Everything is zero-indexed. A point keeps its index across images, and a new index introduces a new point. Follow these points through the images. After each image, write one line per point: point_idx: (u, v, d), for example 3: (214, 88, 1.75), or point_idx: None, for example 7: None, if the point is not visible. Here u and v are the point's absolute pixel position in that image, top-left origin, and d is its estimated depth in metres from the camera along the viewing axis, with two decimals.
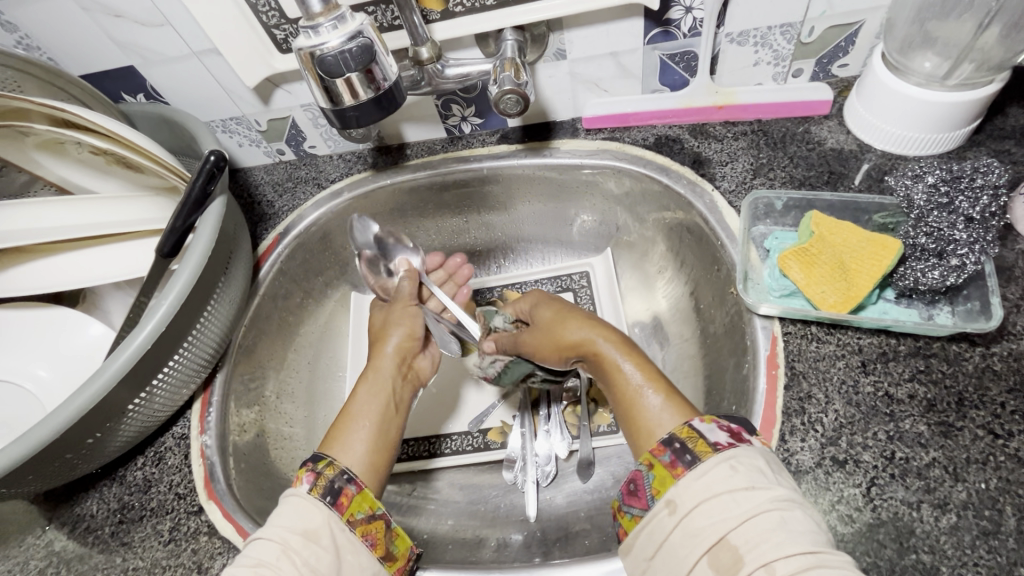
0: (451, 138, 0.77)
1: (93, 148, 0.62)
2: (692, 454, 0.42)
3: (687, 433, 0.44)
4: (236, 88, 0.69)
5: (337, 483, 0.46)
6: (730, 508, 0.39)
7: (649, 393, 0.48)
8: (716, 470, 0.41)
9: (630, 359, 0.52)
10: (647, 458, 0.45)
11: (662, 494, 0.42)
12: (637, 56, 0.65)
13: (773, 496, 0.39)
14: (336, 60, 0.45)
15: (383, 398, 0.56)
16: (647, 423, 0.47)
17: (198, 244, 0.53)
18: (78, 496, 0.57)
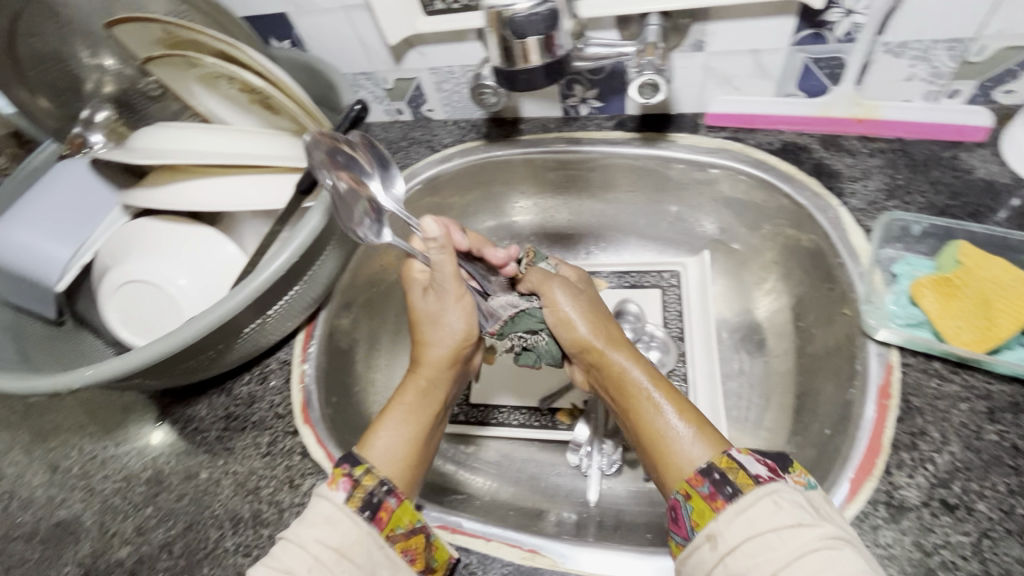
0: (567, 119, 0.77)
1: (242, 85, 0.67)
2: (732, 487, 0.41)
3: (726, 462, 0.43)
4: (374, 44, 0.72)
5: (377, 497, 0.45)
6: (774, 546, 0.37)
7: (671, 418, 0.47)
8: (760, 504, 0.40)
9: (660, 392, 0.50)
10: (682, 487, 0.44)
11: (702, 527, 0.41)
12: (779, 56, 0.63)
13: (821, 534, 0.38)
14: (524, 22, 0.47)
15: (427, 399, 0.54)
16: (672, 456, 0.46)
17: (332, 186, 0.57)
18: (192, 399, 0.63)
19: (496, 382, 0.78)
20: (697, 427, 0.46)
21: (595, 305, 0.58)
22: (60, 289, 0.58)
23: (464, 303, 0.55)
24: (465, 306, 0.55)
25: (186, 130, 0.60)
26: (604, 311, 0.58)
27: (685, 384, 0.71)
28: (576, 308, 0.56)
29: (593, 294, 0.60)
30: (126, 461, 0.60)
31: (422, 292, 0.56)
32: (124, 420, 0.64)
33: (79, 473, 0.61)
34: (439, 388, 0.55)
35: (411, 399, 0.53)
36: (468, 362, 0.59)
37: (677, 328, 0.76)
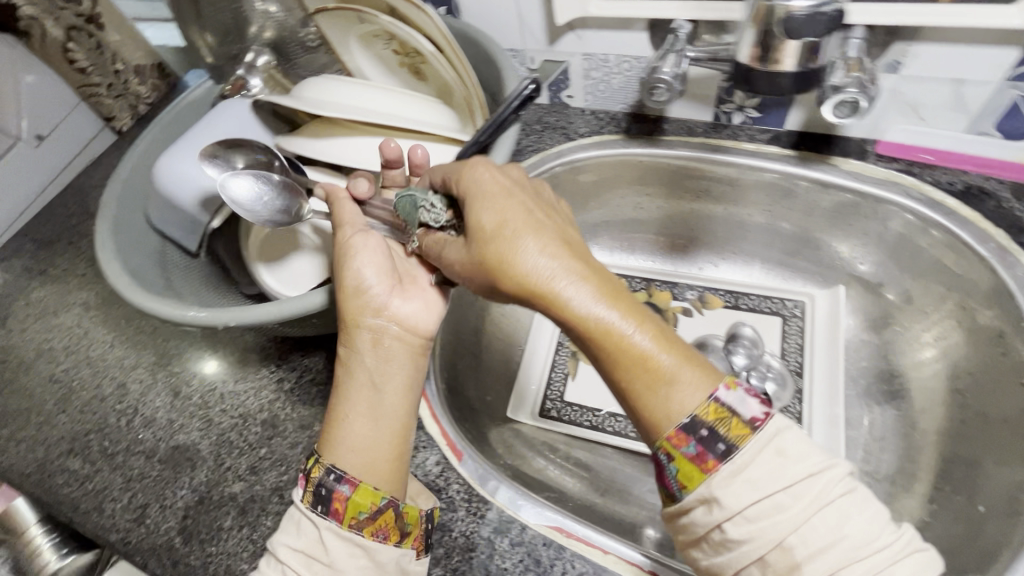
0: (715, 125, 0.73)
1: (399, 47, 0.67)
2: (724, 443, 0.38)
3: (716, 414, 0.39)
4: (533, 22, 0.70)
5: (325, 489, 0.43)
6: (778, 507, 0.37)
7: (653, 352, 0.41)
8: (764, 458, 0.38)
9: (633, 329, 0.42)
10: (665, 446, 0.40)
11: (692, 490, 0.39)
12: (986, 90, 0.57)
13: (834, 478, 0.37)
14: (804, 22, 0.44)
15: (354, 376, 0.47)
16: (665, 408, 0.40)
17: (497, 160, 0.56)
18: (310, 350, 0.64)
19: (593, 383, 0.76)
20: (686, 367, 0.41)
21: (488, 232, 0.45)
22: (212, 226, 0.61)
23: (360, 263, 0.50)
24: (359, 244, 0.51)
25: (355, 87, 0.60)
26: (508, 238, 0.44)
27: (801, 423, 0.67)
28: (472, 266, 0.46)
29: (490, 212, 0.46)
30: (243, 400, 0.62)
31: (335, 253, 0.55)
32: (244, 359, 0.65)
33: (199, 402, 0.63)
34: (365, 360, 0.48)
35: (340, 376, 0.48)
36: (408, 326, 0.50)
37: (795, 362, 0.72)
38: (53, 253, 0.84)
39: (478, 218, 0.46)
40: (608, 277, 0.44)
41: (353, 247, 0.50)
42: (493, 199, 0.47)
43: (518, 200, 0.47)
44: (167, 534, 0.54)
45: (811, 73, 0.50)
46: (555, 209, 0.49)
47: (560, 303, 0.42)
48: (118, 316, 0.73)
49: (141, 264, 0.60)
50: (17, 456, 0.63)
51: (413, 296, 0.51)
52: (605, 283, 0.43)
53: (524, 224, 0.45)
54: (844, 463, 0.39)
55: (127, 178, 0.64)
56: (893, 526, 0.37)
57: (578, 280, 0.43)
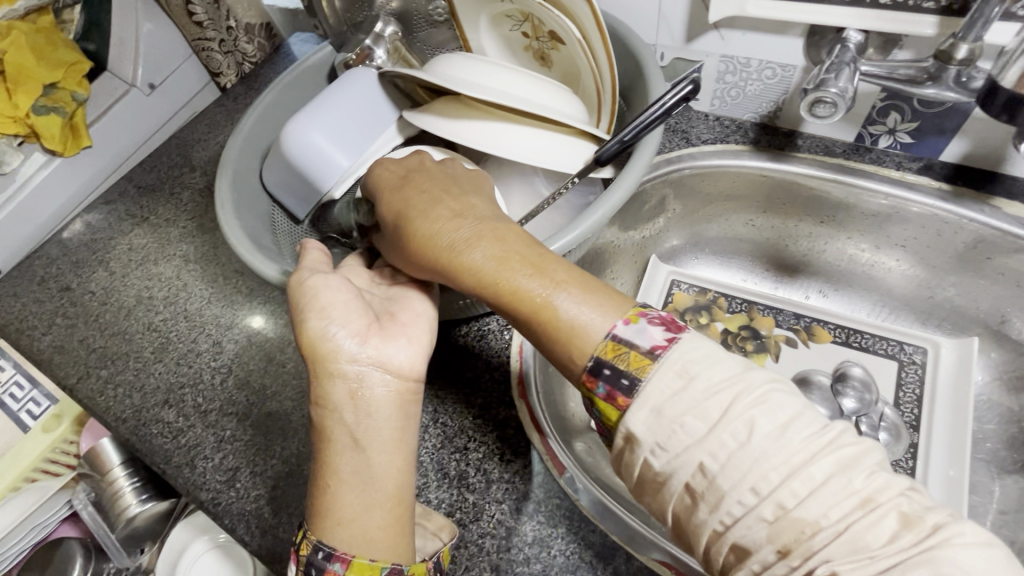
0: (856, 147, 0.67)
1: (530, 29, 0.64)
2: (628, 377, 0.36)
3: (614, 351, 0.37)
4: (673, 16, 0.65)
5: (314, 568, 0.39)
6: (687, 432, 0.34)
7: (549, 297, 0.40)
8: (665, 383, 0.35)
9: (518, 271, 0.41)
10: (586, 394, 0.39)
11: (619, 428, 0.37)
12: None
13: (734, 391, 0.34)
14: None
15: (335, 438, 0.41)
16: (574, 345, 0.39)
17: (642, 157, 0.53)
18: None
19: None
20: (581, 298, 0.40)
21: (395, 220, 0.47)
22: (332, 195, 0.59)
23: (326, 314, 0.43)
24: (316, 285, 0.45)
25: (488, 65, 0.57)
26: (404, 222, 0.46)
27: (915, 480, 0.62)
28: (397, 258, 0.48)
29: (389, 201, 0.48)
30: None
31: None
32: None
33: (292, 371, 0.63)
34: (344, 420, 0.41)
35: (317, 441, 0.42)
36: (392, 368, 0.42)
37: (912, 414, 0.66)
38: (152, 202, 0.84)
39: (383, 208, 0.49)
40: (500, 235, 0.43)
41: (310, 291, 0.44)
42: (396, 189, 0.49)
43: (416, 183, 0.49)
44: (257, 502, 0.55)
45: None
46: (462, 176, 0.50)
47: (461, 273, 0.43)
48: (217, 273, 0.74)
49: (256, 226, 0.59)
50: (114, 399, 0.64)
51: (395, 335, 0.44)
52: (494, 244, 0.43)
53: (417, 203, 0.47)
54: (760, 374, 0.36)
55: (245, 138, 0.63)
56: (817, 426, 0.33)
57: (469, 246, 0.43)
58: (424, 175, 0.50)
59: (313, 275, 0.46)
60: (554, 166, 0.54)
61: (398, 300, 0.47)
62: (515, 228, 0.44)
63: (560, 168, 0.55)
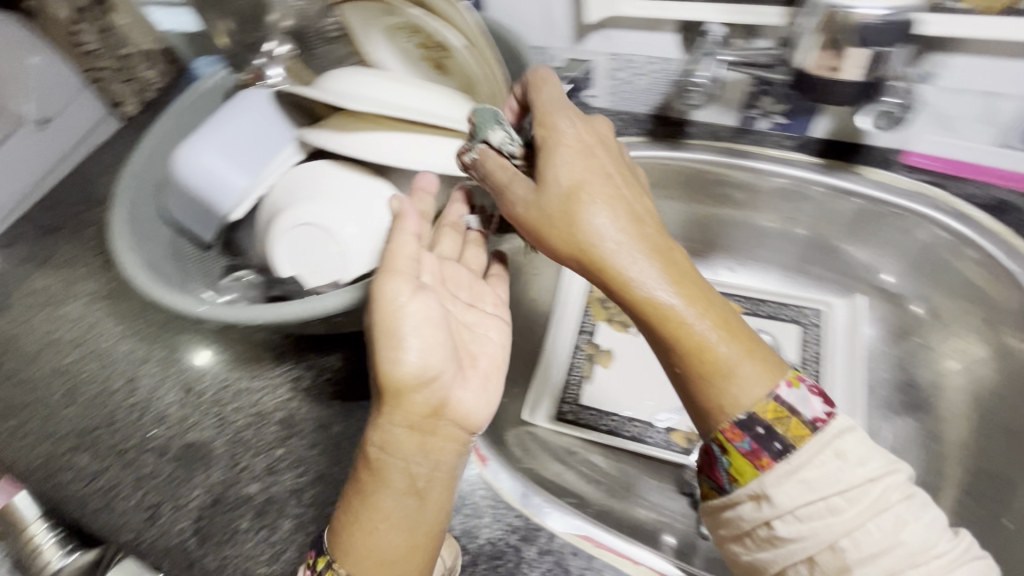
0: (740, 130, 0.72)
1: (423, 40, 0.65)
2: (782, 441, 0.40)
3: (774, 412, 0.40)
4: (561, 20, 0.69)
5: None
6: (835, 511, 0.38)
7: (715, 340, 0.42)
8: (823, 460, 0.39)
9: (699, 305, 0.43)
10: (722, 442, 0.42)
11: (744, 485, 0.41)
12: (1018, 104, 0.57)
13: (883, 484, 0.38)
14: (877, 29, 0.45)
15: (388, 476, 0.43)
16: (731, 387, 0.41)
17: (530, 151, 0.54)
18: (328, 347, 0.63)
19: (610, 387, 0.76)
20: (746, 357, 0.42)
21: (562, 193, 0.45)
22: (231, 217, 0.59)
23: (412, 348, 0.44)
24: (416, 306, 0.46)
25: (380, 79, 0.59)
26: (582, 203, 0.44)
27: None
28: (526, 218, 0.46)
29: (568, 168, 0.45)
30: (258, 397, 0.61)
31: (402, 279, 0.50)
32: (257, 356, 0.64)
33: (212, 399, 0.61)
34: (410, 469, 0.44)
35: (371, 471, 0.44)
36: (461, 420, 0.47)
37: (813, 370, 0.71)
38: (54, 241, 0.80)
39: (547, 176, 0.45)
40: (674, 259, 0.44)
41: (400, 314, 0.45)
42: (568, 159, 0.46)
43: (597, 164, 0.47)
44: (181, 536, 0.53)
45: (869, 87, 0.51)
46: (636, 181, 0.49)
47: (616, 276, 0.44)
48: (128, 308, 0.71)
49: (155, 255, 0.58)
50: (22, 450, 0.61)
51: (472, 382, 0.50)
52: (683, 281, 0.43)
53: (597, 189, 0.45)
54: (903, 468, 0.40)
55: (141, 166, 0.62)
56: (949, 534, 0.38)
57: (643, 257, 0.43)
58: (598, 153, 0.47)
59: (409, 300, 0.45)
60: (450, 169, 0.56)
61: (480, 340, 0.54)
62: (684, 254, 0.45)
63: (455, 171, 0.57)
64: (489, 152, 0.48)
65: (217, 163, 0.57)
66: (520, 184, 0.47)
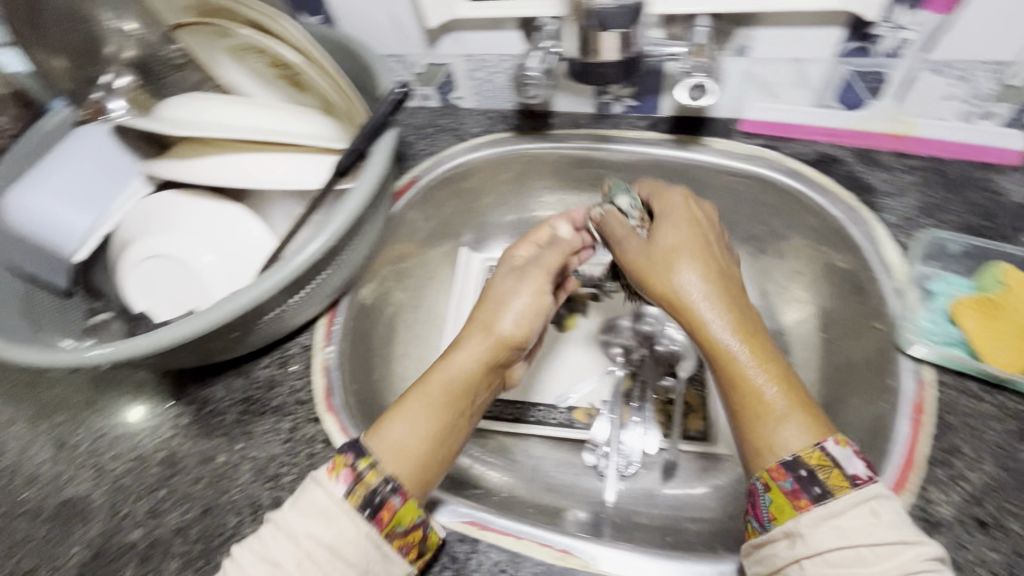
0: (598, 116, 0.76)
1: (272, 60, 0.64)
2: (822, 487, 0.41)
3: (818, 460, 0.42)
4: (410, 26, 0.70)
5: (378, 497, 0.43)
6: (864, 560, 0.38)
7: (772, 395, 0.45)
8: (855, 514, 0.40)
9: (754, 351, 0.47)
10: (764, 477, 0.44)
11: (780, 523, 0.42)
12: (822, 66, 0.63)
13: (918, 553, 0.38)
14: (610, 14, 0.47)
15: (445, 402, 0.49)
16: (770, 435, 0.44)
17: (374, 163, 0.55)
18: (209, 379, 0.61)
19: None
20: (797, 410, 0.44)
21: (661, 251, 0.52)
22: (75, 260, 0.57)
23: (506, 308, 0.54)
24: (536, 298, 0.55)
25: (224, 103, 0.59)
26: (676, 263, 0.51)
27: (702, 386, 0.74)
28: (630, 259, 0.54)
29: (670, 236, 0.53)
30: (138, 440, 0.59)
31: (505, 272, 0.58)
32: (134, 398, 0.61)
33: (89, 450, 0.59)
34: (469, 396, 0.51)
35: (432, 392, 0.49)
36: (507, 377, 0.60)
37: None
38: None
39: (664, 237, 0.54)
40: (755, 325, 0.49)
41: (506, 290, 0.56)
42: (666, 229, 0.54)
43: (697, 231, 0.54)
44: None
45: (631, 59, 0.53)
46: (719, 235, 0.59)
47: (682, 311, 0.50)
48: None
49: None
50: None
51: (517, 373, 0.61)
52: (753, 334, 0.48)
53: (688, 254, 0.52)
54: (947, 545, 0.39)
55: None
56: None
57: (705, 300, 0.49)
58: (701, 219, 0.56)
59: (519, 288, 0.56)
60: (298, 185, 0.57)
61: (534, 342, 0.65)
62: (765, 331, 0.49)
63: (303, 187, 0.58)
64: (611, 213, 0.59)
65: (48, 207, 0.55)
66: (630, 239, 0.56)
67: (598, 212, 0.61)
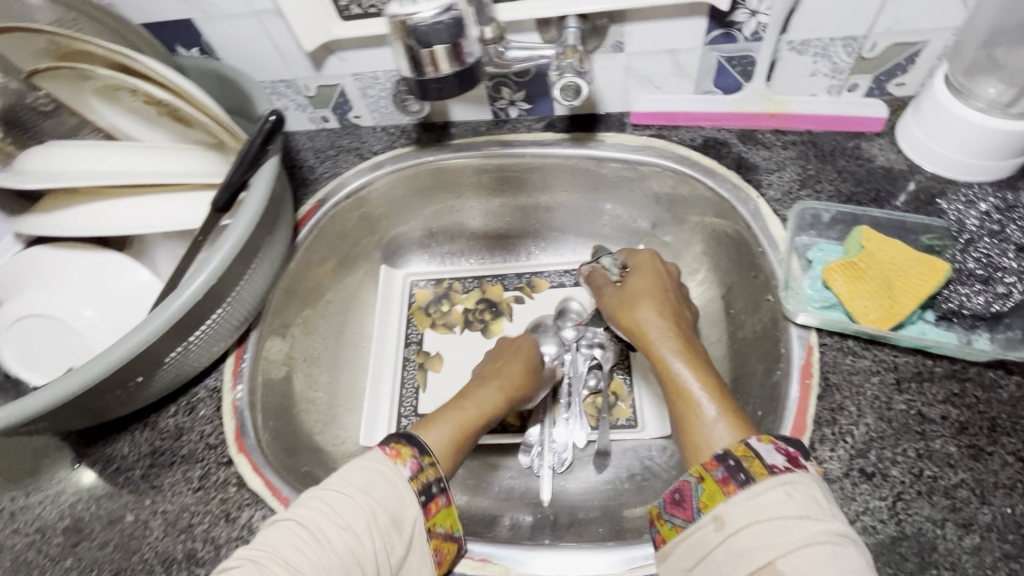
0: (497, 122, 0.76)
1: (148, 97, 0.62)
2: (746, 474, 0.42)
3: (743, 451, 0.44)
4: (292, 51, 0.69)
5: (435, 489, 0.48)
6: (779, 533, 0.38)
7: (704, 403, 0.50)
8: (771, 493, 0.40)
9: (695, 371, 0.53)
10: (698, 471, 0.45)
11: (709, 509, 0.42)
12: (695, 55, 0.65)
13: (828, 529, 0.38)
14: (429, 30, 0.44)
15: (480, 414, 0.59)
16: (701, 433, 0.48)
17: (252, 200, 0.55)
18: (112, 436, 0.58)
19: (442, 393, 0.77)
20: (726, 414, 0.49)
21: (630, 291, 0.62)
22: None
23: (510, 357, 0.68)
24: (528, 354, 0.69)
25: (91, 148, 0.57)
26: (642, 305, 0.60)
27: (627, 374, 0.76)
28: (609, 310, 0.63)
29: (638, 280, 0.63)
30: (39, 511, 0.55)
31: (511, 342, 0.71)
32: (35, 468, 0.58)
33: None
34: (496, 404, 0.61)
35: (472, 409, 0.59)
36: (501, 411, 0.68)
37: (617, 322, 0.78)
38: None
39: (636, 279, 0.63)
40: (701, 357, 0.54)
41: (510, 344, 0.71)
42: (635, 278, 0.63)
43: (660, 283, 0.62)
44: None
45: (469, 71, 0.49)
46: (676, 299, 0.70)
47: (651, 350, 0.57)
48: None
49: None
50: None
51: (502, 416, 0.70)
52: (695, 360, 0.54)
53: (653, 300, 0.60)
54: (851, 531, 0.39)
55: None
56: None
57: (664, 339, 0.56)
58: (666, 274, 0.64)
59: (522, 343, 0.70)
60: (176, 226, 0.56)
61: None
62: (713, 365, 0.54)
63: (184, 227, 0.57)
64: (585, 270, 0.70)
65: None
66: (608, 288, 0.66)
67: (585, 267, 0.70)
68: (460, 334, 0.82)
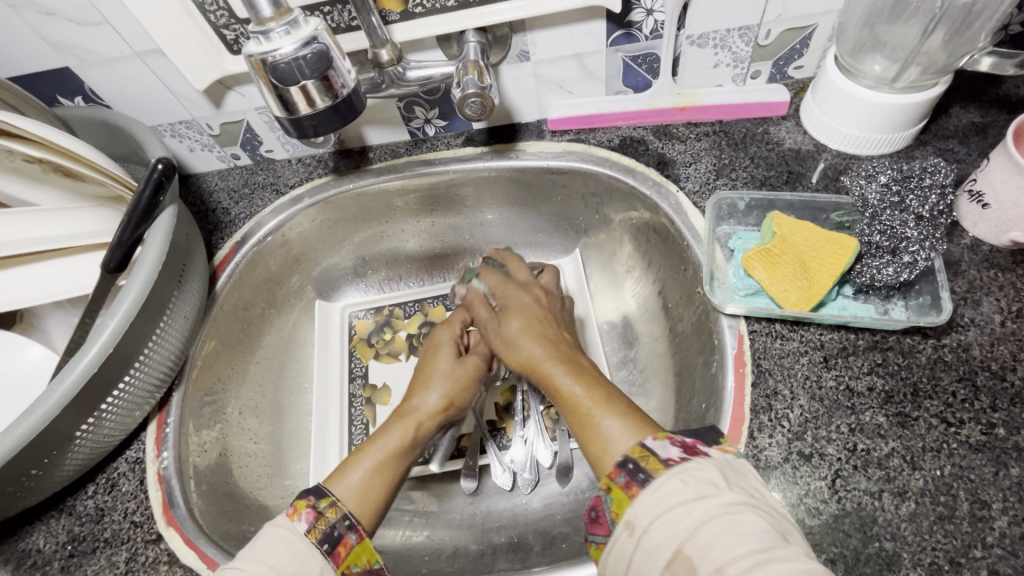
0: (415, 141, 0.74)
1: (27, 156, 0.54)
2: (645, 473, 0.41)
3: (639, 452, 0.42)
4: (184, 91, 0.64)
5: (337, 531, 0.45)
6: (681, 518, 0.37)
7: (600, 415, 0.47)
8: (668, 485, 0.39)
9: (581, 382, 0.50)
10: (604, 482, 0.42)
11: (619, 516, 0.40)
12: (600, 57, 0.65)
13: (723, 502, 0.37)
14: (290, 67, 0.43)
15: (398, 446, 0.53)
16: (602, 444, 0.45)
17: (149, 258, 0.52)
18: (25, 528, 0.54)
19: None
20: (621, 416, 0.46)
21: (495, 323, 0.61)
22: None
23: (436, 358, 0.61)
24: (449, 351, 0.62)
25: None
26: (508, 330, 0.58)
27: None
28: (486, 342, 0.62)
29: (508, 306, 0.61)
30: None
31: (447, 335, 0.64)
32: None
33: None
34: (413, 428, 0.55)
35: (386, 441, 0.53)
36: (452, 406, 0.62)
37: None
38: None
39: (509, 301, 0.62)
40: (586, 367, 0.52)
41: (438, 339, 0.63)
42: (506, 301, 0.62)
43: (522, 301, 0.61)
44: None
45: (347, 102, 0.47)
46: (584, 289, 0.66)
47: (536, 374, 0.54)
48: None
49: None
50: None
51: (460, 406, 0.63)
52: (581, 370, 0.52)
53: (518, 321, 0.58)
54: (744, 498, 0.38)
55: None
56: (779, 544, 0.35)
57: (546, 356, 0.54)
58: (537, 290, 0.63)
59: (446, 338, 0.63)
60: (71, 293, 0.54)
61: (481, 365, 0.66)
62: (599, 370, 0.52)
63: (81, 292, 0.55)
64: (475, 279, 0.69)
65: None
66: (484, 309, 0.63)
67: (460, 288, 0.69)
68: (406, 361, 0.79)
